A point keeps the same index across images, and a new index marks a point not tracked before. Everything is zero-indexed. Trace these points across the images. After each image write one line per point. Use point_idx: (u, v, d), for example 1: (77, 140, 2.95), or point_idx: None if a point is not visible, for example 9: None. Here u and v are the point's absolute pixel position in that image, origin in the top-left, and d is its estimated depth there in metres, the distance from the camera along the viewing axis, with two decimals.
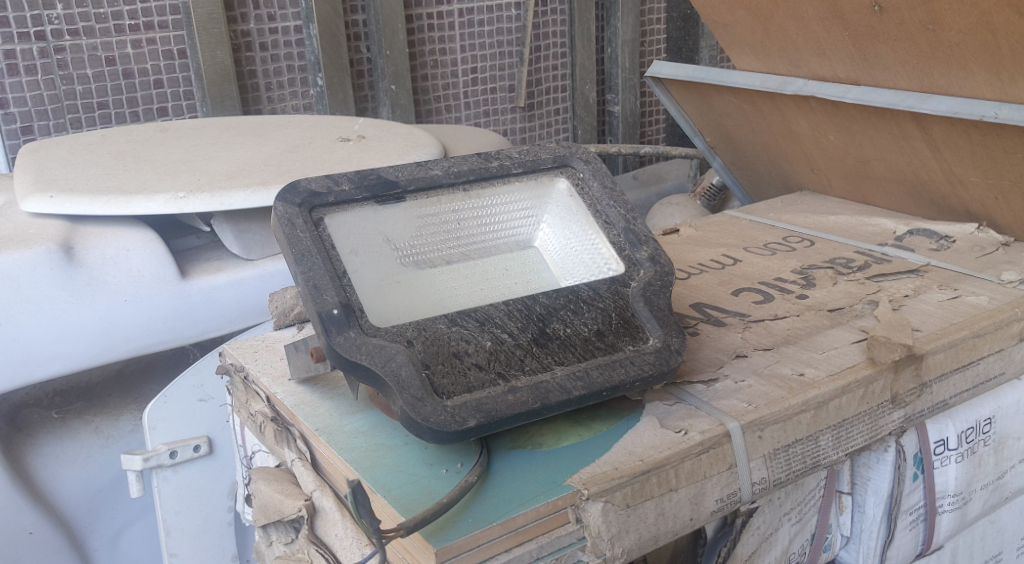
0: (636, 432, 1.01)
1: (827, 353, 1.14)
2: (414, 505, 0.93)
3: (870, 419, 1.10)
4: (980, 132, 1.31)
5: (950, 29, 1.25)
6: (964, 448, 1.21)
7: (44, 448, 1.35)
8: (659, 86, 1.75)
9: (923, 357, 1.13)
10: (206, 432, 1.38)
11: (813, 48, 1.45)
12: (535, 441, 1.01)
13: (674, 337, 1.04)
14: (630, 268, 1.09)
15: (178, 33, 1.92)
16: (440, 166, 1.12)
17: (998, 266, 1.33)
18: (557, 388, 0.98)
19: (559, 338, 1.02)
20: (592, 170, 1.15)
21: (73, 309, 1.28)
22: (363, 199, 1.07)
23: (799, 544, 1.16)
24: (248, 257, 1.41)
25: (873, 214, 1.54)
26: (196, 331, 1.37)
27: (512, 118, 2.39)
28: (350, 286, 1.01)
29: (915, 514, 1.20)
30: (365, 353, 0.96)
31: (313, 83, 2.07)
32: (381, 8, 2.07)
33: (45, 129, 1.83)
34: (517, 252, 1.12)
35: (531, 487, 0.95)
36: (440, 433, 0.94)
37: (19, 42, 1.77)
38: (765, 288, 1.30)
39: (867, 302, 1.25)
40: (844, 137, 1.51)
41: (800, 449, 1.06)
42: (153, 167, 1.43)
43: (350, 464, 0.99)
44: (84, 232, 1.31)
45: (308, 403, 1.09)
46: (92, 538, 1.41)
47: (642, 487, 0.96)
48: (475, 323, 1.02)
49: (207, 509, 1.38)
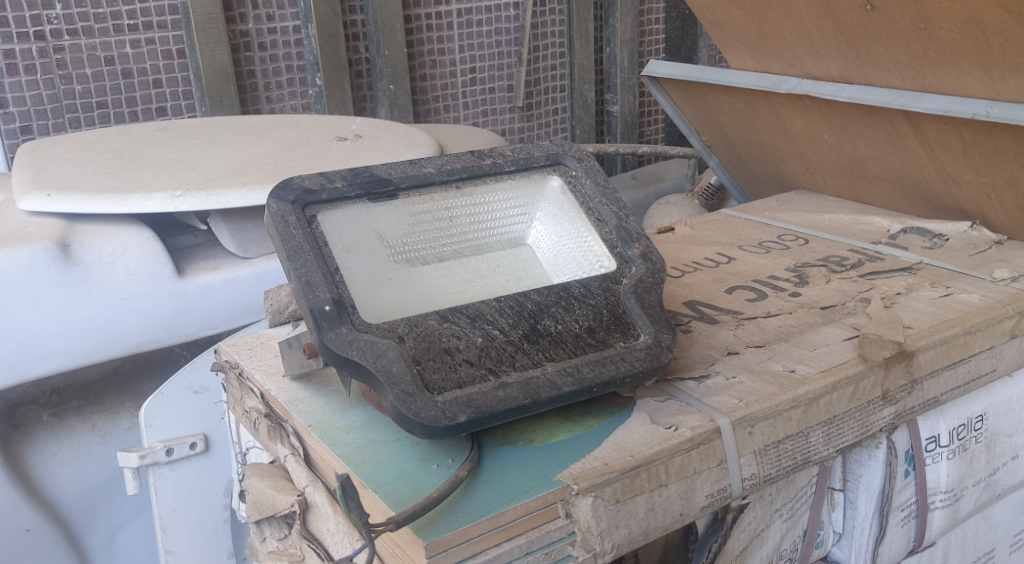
0: (627, 427, 1.02)
1: (818, 350, 1.14)
2: (404, 500, 0.93)
3: (862, 415, 1.11)
4: (972, 131, 1.31)
5: (941, 28, 1.26)
6: (956, 445, 1.21)
7: (41, 445, 1.36)
8: (655, 85, 1.76)
9: (914, 354, 1.13)
10: (202, 429, 1.39)
11: (807, 47, 1.46)
12: (527, 436, 1.02)
13: (665, 334, 1.04)
14: (622, 266, 1.09)
15: (177, 33, 1.93)
16: (433, 164, 1.13)
17: (990, 264, 1.33)
18: (547, 383, 0.98)
19: (550, 335, 1.03)
20: (585, 167, 1.16)
21: (70, 307, 1.29)
22: (356, 197, 1.08)
23: (791, 540, 1.16)
24: (245, 255, 1.41)
25: (868, 212, 1.54)
26: (192, 329, 1.37)
27: (510, 118, 2.39)
28: (342, 282, 1.02)
29: (907, 511, 1.20)
30: (357, 348, 0.97)
31: (312, 83, 2.08)
32: (380, 8, 2.08)
33: (44, 129, 1.84)
34: (509, 250, 1.13)
35: (522, 482, 0.95)
36: (430, 428, 0.95)
37: (18, 41, 1.78)
38: (759, 286, 1.31)
39: (859, 299, 1.26)
40: (838, 135, 1.51)
41: (791, 445, 1.06)
42: (150, 166, 1.44)
43: (342, 459, 0.99)
44: (81, 231, 1.31)
45: (302, 400, 1.09)
46: (89, 536, 1.42)
47: (632, 482, 0.97)
48: (467, 320, 1.03)
49: (203, 506, 1.39)
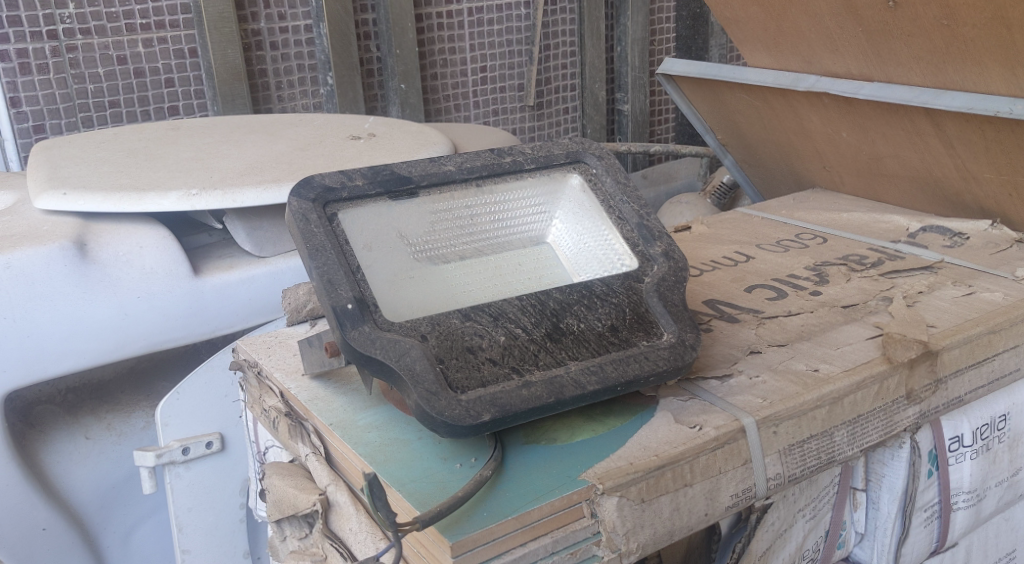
0: (651, 427, 1.01)
1: (842, 348, 1.13)
2: (428, 499, 0.93)
3: (886, 414, 1.10)
4: (994, 129, 1.30)
5: (965, 24, 1.25)
6: (979, 445, 1.20)
7: (57, 445, 1.35)
8: (671, 83, 1.75)
9: (938, 353, 1.12)
10: (218, 428, 1.38)
11: (826, 44, 1.45)
12: (550, 435, 1.01)
13: (689, 333, 1.03)
14: (644, 264, 1.08)
15: (189, 32, 1.92)
16: (453, 162, 1.12)
17: (1012, 263, 1.32)
18: (571, 382, 0.98)
19: (573, 334, 1.02)
20: (605, 165, 1.15)
21: (87, 305, 1.28)
22: (377, 194, 1.07)
23: (813, 541, 1.15)
24: (261, 254, 1.41)
25: (886, 210, 1.54)
26: (208, 328, 1.37)
27: (521, 118, 2.39)
28: (364, 280, 1.01)
29: (930, 511, 1.19)
30: (380, 347, 0.96)
31: (323, 82, 2.07)
32: (391, 8, 2.07)
33: (57, 128, 1.83)
34: (530, 248, 1.12)
35: (547, 481, 0.95)
36: (454, 427, 0.94)
37: (31, 41, 1.77)
38: (779, 285, 1.30)
39: (881, 298, 1.25)
40: (856, 133, 1.50)
41: (815, 444, 1.05)
42: (165, 165, 1.43)
43: (365, 458, 0.99)
44: (97, 230, 1.31)
45: (322, 398, 1.09)
46: (104, 535, 1.41)
47: (657, 482, 0.96)
48: (489, 318, 1.02)
49: (219, 506, 1.39)
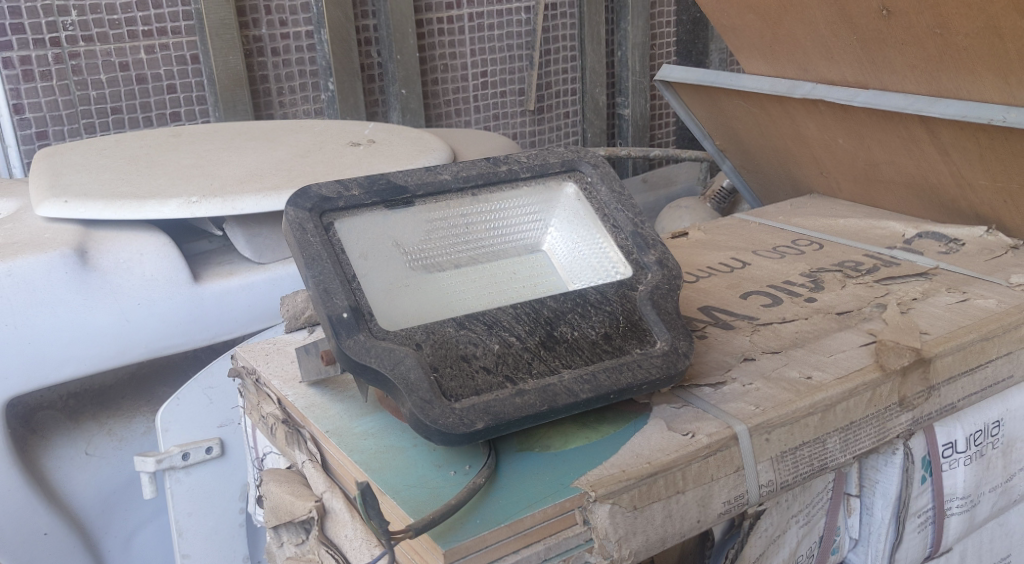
0: (644, 434, 1.02)
1: (835, 356, 1.14)
2: (422, 507, 0.94)
3: (878, 421, 1.11)
4: (988, 136, 1.31)
5: (958, 33, 1.26)
6: (973, 451, 1.21)
7: (60, 450, 1.36)
8: (668, 89, 1.76)
9: (931, 360, 1.13)
10: (218, 433, 1.39)
11: (821, 52, 1.46)
12: (543, 443, 1.02)
13: (682, 341, 1.04)
14: (638, 272, 1.09)
15: (191, 39, 1.93)
16: (449, 170, 1.13)
17: (1007, 270, 1.33)
18: (564, 390, 0.99)
19: (566, 342, 1.03)
20: (600, 174, 1.16)
21: (88, 312, 1.29)
22: (373, 204, 1.08)
23: (807, 546, 1.16)
24: (260, 261, 1.42)
25: (883, 217, 1.54)
26: (208, 334, 1.38)
27: (522, 122, 2.39)
28: (360, 289, 1.02)
29: (924, 516, 1.20)
30: (374, 356, 0.97)
31: (324, 87, 2.08)
32: (391, 13, 2.08)
33: (60, 134, 1.85)
34: (525, 256, 1.13)
35: (540, 489, 0.96)
36: (448, 436, 0.95)
37: (34, 48, 1.78)
38: (774, 292, 1.31)
39: (875, 305, 1.26)
40: (852, 140, 1.51)
41: (807, 451, 1.06)
42: (166, 172, 1.44)
43: (360, 466, 1.00)
44: (99, 237, 1.32)
45: (319, 405, 1.10)
46: (105, 539, 1.42)
47: (649, 489, 0.97)
48: (484, 327, 1.03)
49: (220, 510, 1.40)
